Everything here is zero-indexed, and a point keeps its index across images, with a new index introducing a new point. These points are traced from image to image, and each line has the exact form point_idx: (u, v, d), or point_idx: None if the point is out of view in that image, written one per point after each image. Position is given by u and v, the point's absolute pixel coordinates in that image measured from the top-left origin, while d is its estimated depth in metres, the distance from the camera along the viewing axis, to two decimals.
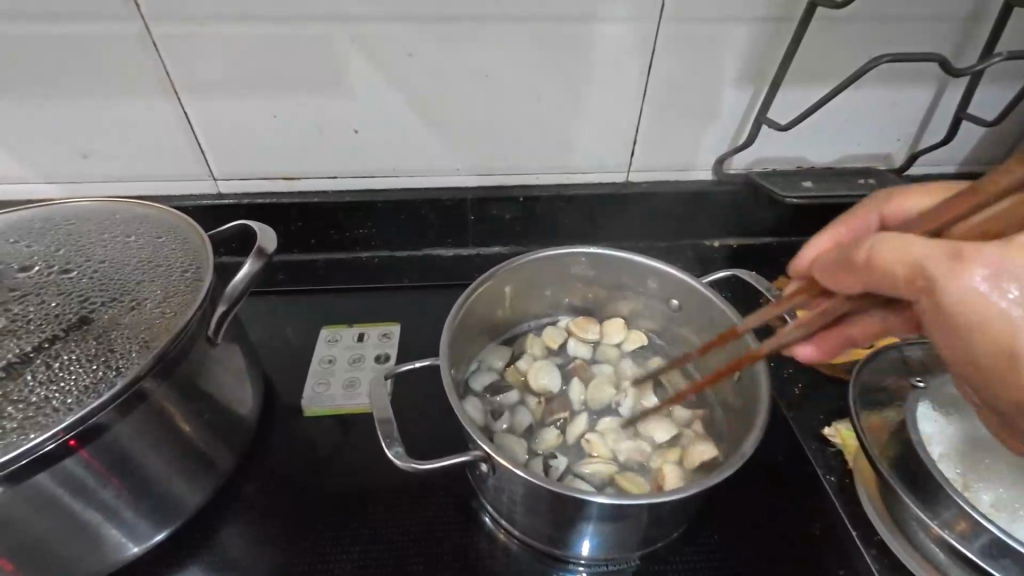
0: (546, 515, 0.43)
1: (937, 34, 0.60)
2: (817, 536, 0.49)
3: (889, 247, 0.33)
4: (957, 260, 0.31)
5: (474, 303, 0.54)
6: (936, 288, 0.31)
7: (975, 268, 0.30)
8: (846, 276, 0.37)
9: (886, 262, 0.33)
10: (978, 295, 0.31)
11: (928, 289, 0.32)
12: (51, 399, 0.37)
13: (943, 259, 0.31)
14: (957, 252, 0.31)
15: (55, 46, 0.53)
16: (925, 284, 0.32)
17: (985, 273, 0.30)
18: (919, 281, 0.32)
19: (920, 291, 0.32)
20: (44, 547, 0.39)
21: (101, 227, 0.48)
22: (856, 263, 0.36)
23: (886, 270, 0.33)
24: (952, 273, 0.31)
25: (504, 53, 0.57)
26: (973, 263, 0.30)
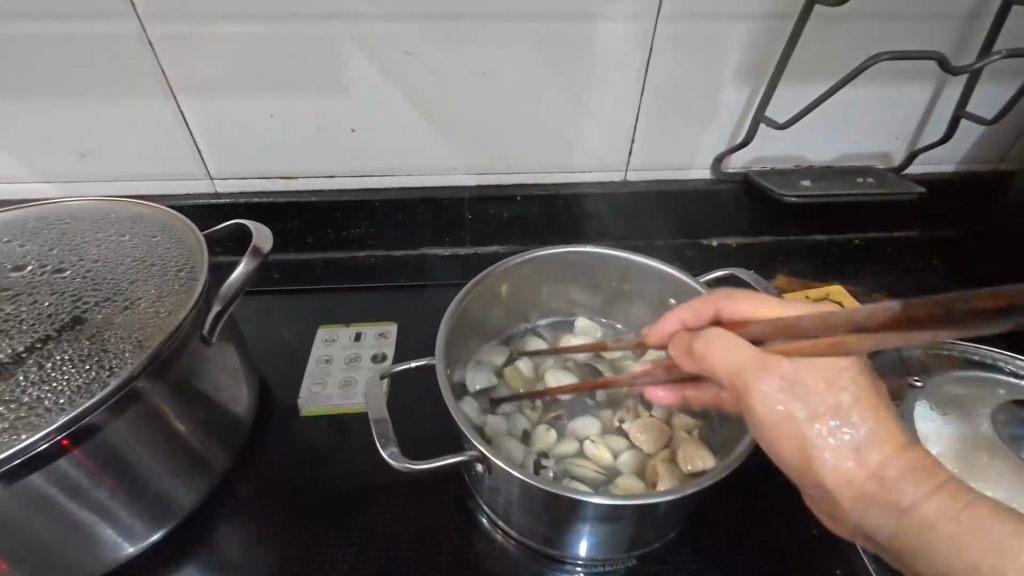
0: (542, 516, 0.43)
1: (937, 33, 0.60)
2: (815, 537, 0.49)
3: (720, 346, 0.35)
4: (762, 371, 0.33)
5: (471, 303, 0.54)
6: (754, 396, 0.33)
7: (771, 377, 0.33)
8: (699, 358, 0.37)
9: (718, 359, 0.35)
10: (771, 401, 0.33)
11: (742, 391, 0.34)
12: (44, 399, 0.36)
13: (756, 369, 0.33)
14: (761, 363, 0.33)
15: (51, 45, 0.53)
16: (743, 388, 0.34)
17: (780, 385, 0.33)
18: (741, 386, 0.34)
19: (737, 390, 0.35)
20: (38, 547, 0.39)
21: (95, 227, 0.48)
22: (694, 356, 0.38)
23: (714, 363, 0.36)
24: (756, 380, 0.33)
25: (501, 52, 0.57)
26: (774, 372, 0.33)
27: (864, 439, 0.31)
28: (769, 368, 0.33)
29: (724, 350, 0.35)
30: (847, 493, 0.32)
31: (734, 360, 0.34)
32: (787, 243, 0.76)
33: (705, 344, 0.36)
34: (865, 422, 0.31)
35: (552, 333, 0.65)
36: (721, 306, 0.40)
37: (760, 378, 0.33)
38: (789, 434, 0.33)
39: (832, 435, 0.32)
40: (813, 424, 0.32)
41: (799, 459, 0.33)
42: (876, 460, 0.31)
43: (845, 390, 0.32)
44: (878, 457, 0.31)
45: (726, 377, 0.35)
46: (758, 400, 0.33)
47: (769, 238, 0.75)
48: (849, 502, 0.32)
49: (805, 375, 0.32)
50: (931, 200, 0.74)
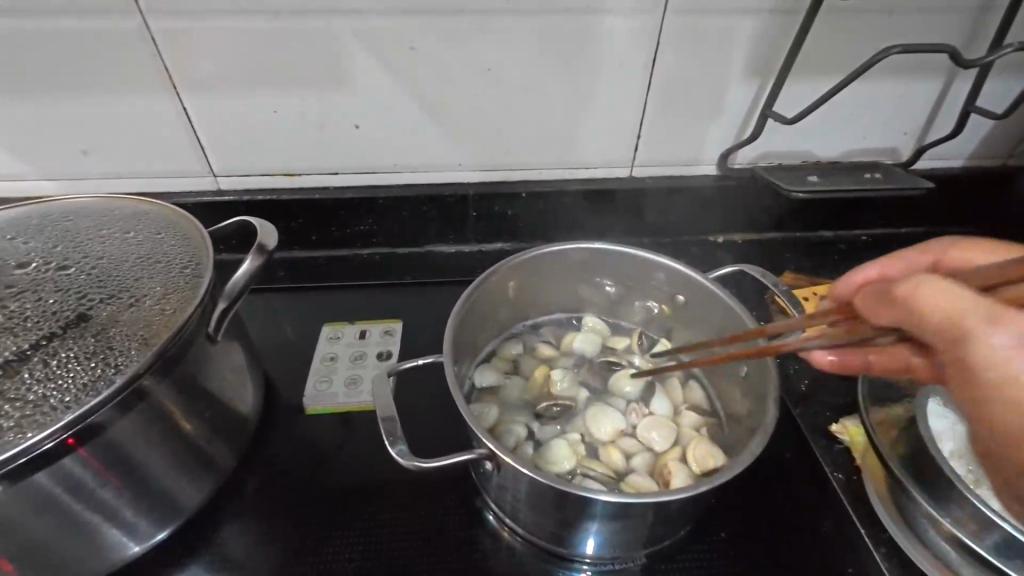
0: (551, 514, 0.43)
1: (946, 26, 0.59)
2: (825, 534, 0.48)
3: (936, 292, 0.31)
4: (996, 321, 0.29)
5: (478, 299, 0.54)
6: (972, 344, 0.29)
7: (1006, 330, 0.29)
8: (882, 312, 0.34)
9: (932, 307, 0.31)
10: (1000, 357, 0.29)
11: (958, 341, 0.30)
12: (49, 397, 0.36)
13: (989, 321, 0.29)
14: (994, 315, 0.29)
15: (52, 41, 0.53)
16: (962, 337, 0.30)
17: (1010, 336, 0.29)
18: (958, 337, 0.30)
19: (945, 340, 0.30)
20: (43, 547, 0.39)
21: (98, 224, 0.48)
22: (893, 301, 0.33)
23: (927, 315, 0.31)
24: (984, 327, 0.29)
25: (507, 47, 0.57)
26: (1008, 328, 0.29)
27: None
28: (1011, 322, 0.29)
29: (933, 296, 0.31)
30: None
31: (950, 308, 0.30)
32: (793, 239, 0.75)
33: (906, 290, 0.32)
34: None
35: (557, 329, 0.65)
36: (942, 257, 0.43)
37: (984, 328, 0.29)
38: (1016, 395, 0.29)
39: None
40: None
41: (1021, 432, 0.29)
42: None
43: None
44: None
45: (938, 325, 0.30)
46: (978, 349, 0.29)
47: (774, 234, 0.75)
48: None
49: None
50: (939, 195, 0.73)
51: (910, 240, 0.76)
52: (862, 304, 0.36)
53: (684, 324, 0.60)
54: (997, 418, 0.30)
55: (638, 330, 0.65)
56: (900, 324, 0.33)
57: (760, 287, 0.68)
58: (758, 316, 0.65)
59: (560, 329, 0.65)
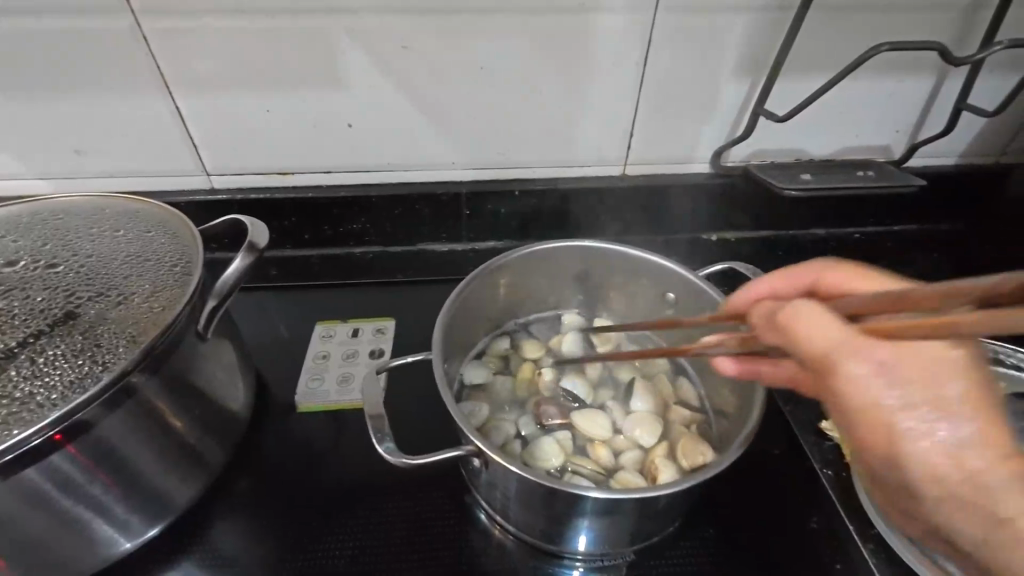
0: (541, 511, 0.43)
1: (937, 24, 0.59)
2: (815, 531, 0.49)
3: (810, 321, 0.29)
4: (854, 352, 0.28)
5: (469, 297, 0.54)
6: (840, 376, 0.28)
7: (863, 360, 0.27)
8: (765, 331, 0.32)
9: (801, 336, 0.29)
10: (862, 391, 0.28)
11: (826, 371, 0.28)
12: (36, 394, 0.36)
13: (846, 348, 0.28)
14: (852, 342, 0.28)
15: (43, 40, 0.53)
16: (828, 368, 0.28)
17: (871, 368, 0.27)
18: (824, 368, 0.28)
19: (816, 369, 0.29)
20: (32, 544, 0.39)
21: (88, 222, 0.48)
22: (776, 327, 0.31)
23: (802, 343, 0.29)
24: (849, 352, 0.28)
25: (498, 45, 0.57)
26: (867, 357, 0.27)
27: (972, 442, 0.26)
28: (864, 351, 0.27)
29: (811, 327, 0.29)
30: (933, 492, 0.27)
31: (823, 337, 0.28)
32: (787, 237, 0.75)
33: (790, 314, 0.30)
34: (972, 421, 0.26)
35: (549, 327, 0.65)
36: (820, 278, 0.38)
37: (849, 359, 0.28)
38: (869, 425, 0.28)
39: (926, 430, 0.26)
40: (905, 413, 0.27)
41: (878, 451, 0.28)
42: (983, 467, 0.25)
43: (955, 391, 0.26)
44: (984, 462, 0.25)
45: (812, 357, 0.29)
46: (842, 380, 0.28)
47: (768, 232, 0.75)
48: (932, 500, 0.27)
49: (903, 361, 0.27)
50: (931, 193, 0.73)
51: (904, 238, 0.76)
52: (755, 321, 0.34)
53: (675, 322, 0.60)
54: (862, 442, 0.29)
55: (629, 327, 0.65)
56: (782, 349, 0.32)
57: (753, 284, 0.68)
58: None
59: (553, 327, 0.65)
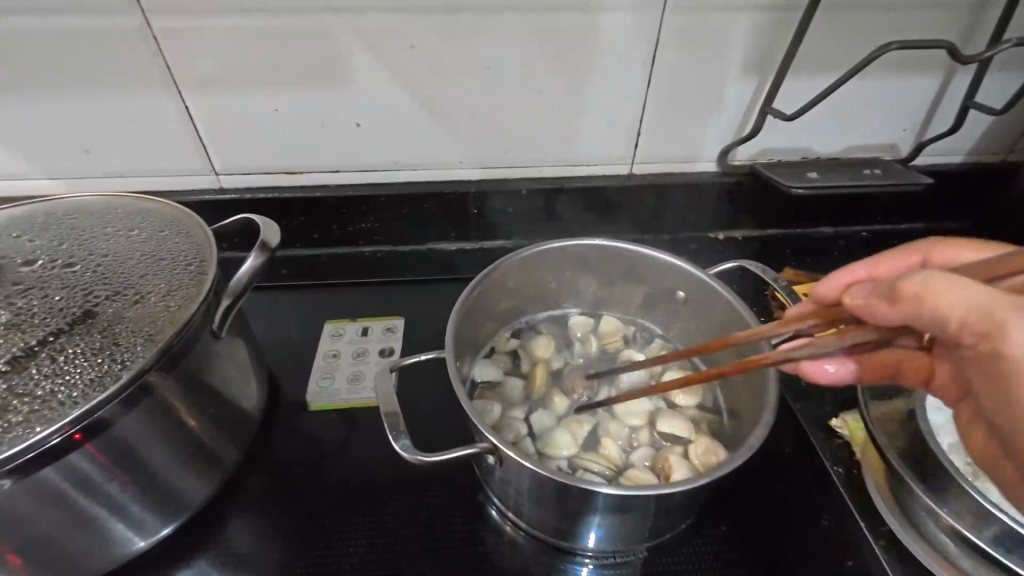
0: (554, 507, 0.43)
1: (944, 22, 0.59)
2: (826, 528, 0.49)
3: (947, 289, 0.32)
4: (1020, 310, 0.31)
5: (480, 296, 0.54)
6: (1010, 336, 0.31)
7: (1021, 327, 0.31)
8: (881, 306, 0.35)
9: (945, 305, 0.32)
10: (1020, 360, 0.31)
11: (992, 335, 0.31)
12: (56, 392, 0.36)
13: (1013, 307, 0.31)
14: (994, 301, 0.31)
15: (55, 41, 0.53)
16: (988, 330, 0.31)
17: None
18: (986, 329, 0.31)
19: (976, 335, 0.32)
20: (51, 541, 0.39)
21: (102, 222, 0.48)
22: (901, 297, 0.34)
23: (948, 309, 0.32)
24: (1019, 317, 0.31)
25: (507, 44, 0.57)
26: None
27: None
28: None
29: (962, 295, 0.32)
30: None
31: (969, 302, 0.32)
32: (793, 236, 0.75)
33: (919, 284, 0.33)
34: None
35: (556, 324, 0.65)
36: (875, 271, 0.44)
37: (1014, 317, 0.31)
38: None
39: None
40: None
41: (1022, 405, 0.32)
42: None
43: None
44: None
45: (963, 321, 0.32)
46: (1005, 345, 0.31)
47: (775, 230, 0.75)
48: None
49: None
50: (937, 192, 0.73)
51: (910, 237, 0.76)
52: (853, 302, 0.37)
53: (685, 320, 0.61)
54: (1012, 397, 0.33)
55: (638, 324, 0.65)
56: (905, 322, 0.35)
57: (760, 282, 0.68)
58: (758, 311, 0.66)
59: (560, 324, 0.65)
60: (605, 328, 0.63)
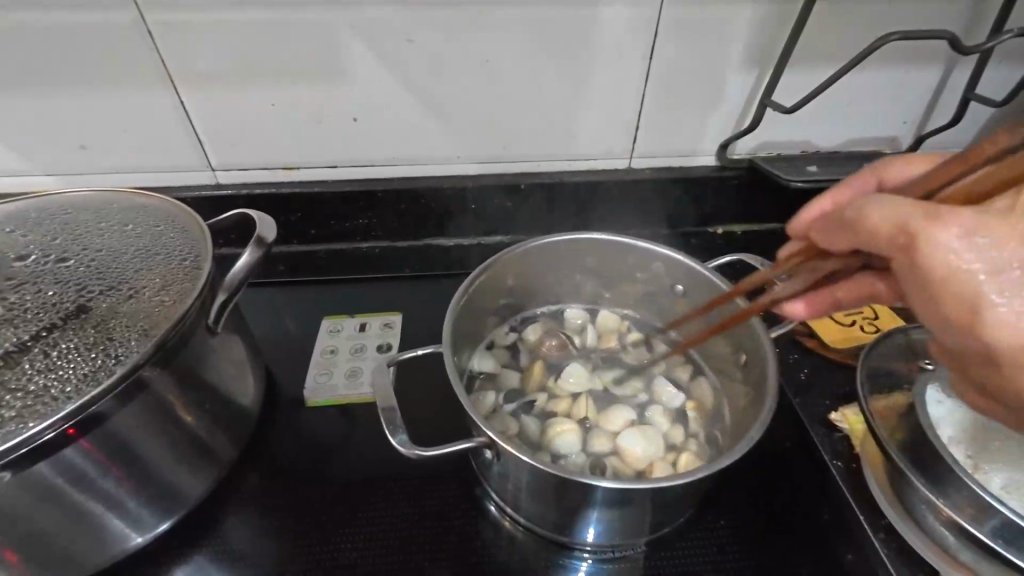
0: (553, 502, 0.43)
1: (945, 14, 0.59)
2: (826, 522, 0.49)
3: (874, 207, 0.33)
4: (937, 219, 0.30)
5: (478, 290, 0.54)
6: (927, 246, 0.30)
7: (952, 226, 0.30)
8: (833, 237, 0.38)
9: (873, 221, 0.33)
10: (952, 255, 0.30)
11: (912, 246, 0.31)
12: (50, 387, 0.36)
13: (929, 217, 0.30)
14: (935, 212, 0.30)
15: (49, 35, 0.52)
16: (913, 241, 0.31)
17: (962, 233, 0.30)
18: (907, 241, 0.31)
19: (902, 249, 0.32)
20: (48, 537, 0.39)
21: (97, 217, 0.48)
22: (844, 223, 0.36)
23: (870, 224, 0.33)
24: (931, 225, 0.30)
25: (504, 36, 0.56)
26: (953, 224, 0.30)
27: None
28: (961, 223, 0.30)
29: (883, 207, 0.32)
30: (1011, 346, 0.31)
31: (897, 212, 0.32)
32: None
33: (858, 206, 0.34)
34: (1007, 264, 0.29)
35: (554, 320, 0.64)
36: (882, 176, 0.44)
37: (930, 229, 0.30)
38: (962, 288, 0.31)
39: (1001, 296, 0.30)
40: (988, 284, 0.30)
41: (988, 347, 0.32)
42: (1016, 307, 0.30)
43: (1021, 238, 0.29)
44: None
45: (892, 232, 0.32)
46: (926, 247, 0.30)
47: (775, 224, 0.75)
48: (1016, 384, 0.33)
49: (989, 220, 0.30)
50: None
51: None
52: (817, 236, 0.39)
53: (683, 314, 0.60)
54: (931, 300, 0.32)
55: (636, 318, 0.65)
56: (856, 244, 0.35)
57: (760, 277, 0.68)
58: None
59: (558, 320, 0.64)
60: (604, 323, 0.63)
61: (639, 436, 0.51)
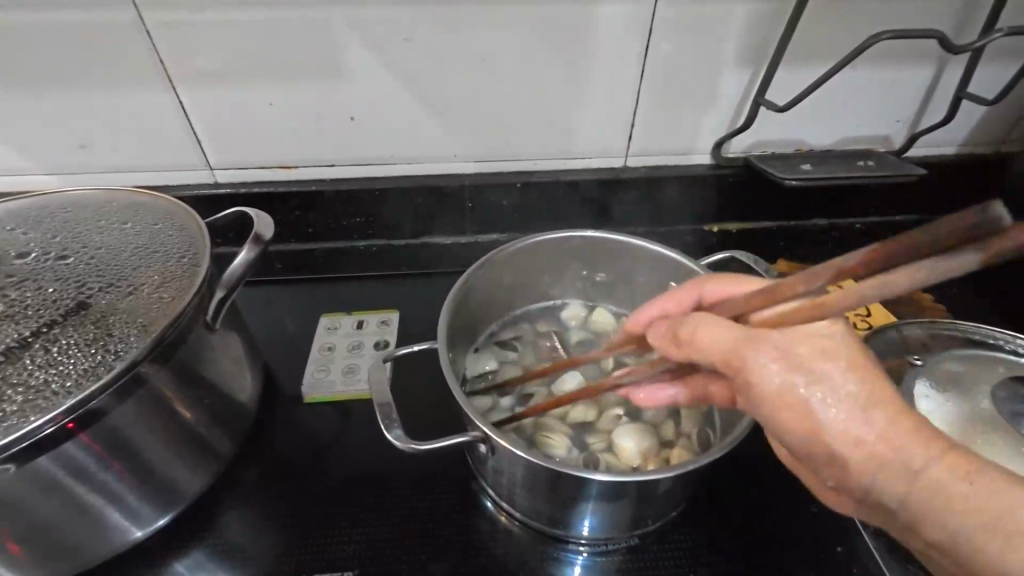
0: (546, 495, 0.44)
1: (937, 13, 0.60)
2: (817, 515, 0.49)
3: (710, 326, 0.35)
4: (758, 343, 0.32)
5: (473, 287, 0.54)
6: (747, 369, 0.32)
7: (767, 348, 0.32)
8: (670, 347, 0.38)
9: (704, 343, 0.35)
10: (767, 375, 0.32)
11: (739, 368, 0.33)
12: (51, 382, 0.37)
13: (751, 340, 0.32)
14: (755, 336, 0.32)
15: (48, 35, 0.53)
16: (737, 365, 0.33)
17: (772, 354, 0.32)
18: (737, 364, 0.33)
19: (731, 368, 0.33)
20: (48, 530, 0.40)
21: (97, 215, 0.48)
22: (680, 341, 0.37)
23: (702, 346, 0.35)
24: (753, 343, 0.32)
25: (499, 35, 0.57)
26: (769, 344, 0.32)
27: (859, 394, 0.30)
28: (799, 340, 0.31)
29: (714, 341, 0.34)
30: (853, 454, 0.30)
31: (727, 337, 0.34)
32: (788, 227, 0.76)
33: (688, 327, 0.36)
34: (861, 388, 0.30)
35: (550, 318, 0.65)
36: (705, 294, 0.41)
37: (754, 350, 0.32)
38: (796, 408, 0.31)
39: (820, 402, 0.30)
40: (811, 389, 0.31)
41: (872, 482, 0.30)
42: (878, 427, 0.29)
43: (839, 367, 0.31)
44: (883, 419, 0.29)
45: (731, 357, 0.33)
46: (751, 372, 0.32)
47: (770, 222, 0.75)
48: (896, 504, 0.30)
49: (801, 341, 0.31)
50: (931, 183, 0.73)
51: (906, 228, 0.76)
52: (654, 343, 0.40)
53: None
54: (784, 429, 0.32)
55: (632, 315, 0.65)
56: (687, 360, 0.37)
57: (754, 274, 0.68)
58: None
59: (554, 318, 0.65)
60: (597, 322, 0.63)
61: (633, 433, 0.52)
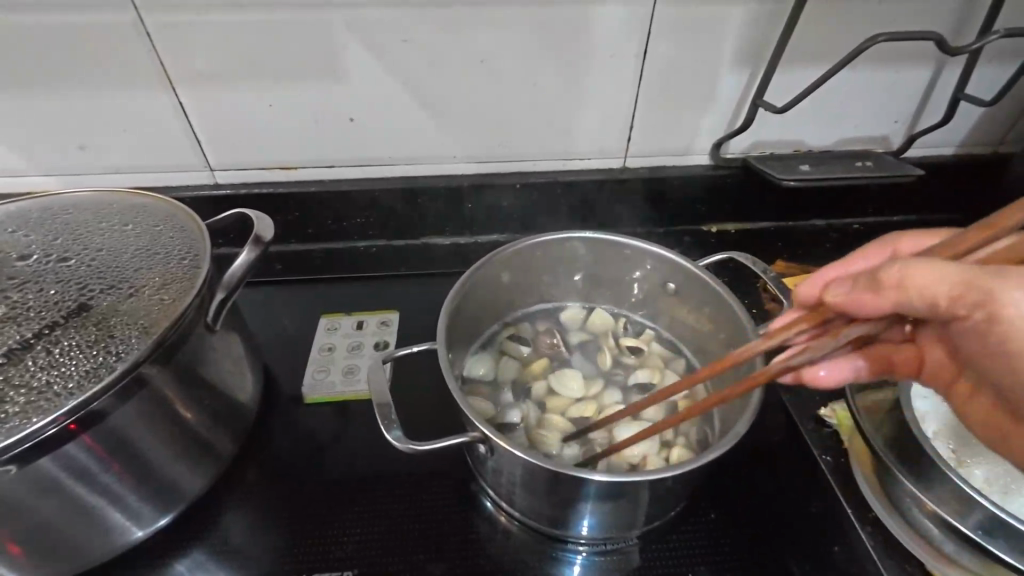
0: (546, 495, 0.44)
1: (935, 13, 0.60)
2: (814, 514, 0.50)
3: (927, 273, 0.31)
4: (1002, 276, 0.31)
5: (473, 288, 0.54)
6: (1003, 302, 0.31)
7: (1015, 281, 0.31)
8: (871, 300, 0.33)
9: (922, 290, 0.32)
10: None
11: (987, 300, 0.31)
12: (53, 383, 0.37)
13: (1000, 275, 0.31)
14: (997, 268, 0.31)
15: (50, 37, 0.53)
16: (983, 293, 0.31)
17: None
18: (981, 297, 0.31)
19: (970, 304, 0.31)
20: (50, 530, 0.40)
21: (98, 217, 0.48)
22: (883, 286, 0.33)
23: (924, 291, 0.32)
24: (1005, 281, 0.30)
25: (499, 37, 0.57)
26: (1017, 279, 0.31)
27: None
28: (1017, 275, 0.31)
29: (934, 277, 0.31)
30: None
31: (953, 277, 0.31)
32: (786, 228, 0.76)
33: (895, 273, 0.32)
34: None
35: (550, 318, 0.65)
36: (895, 246, 0.43)
37: (999, 283, 0.31)
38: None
39: None
40: None
41: None
42: None
43: None
44: None
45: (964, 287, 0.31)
46: (1002, 307, 0.31)
47: (769, 223, 0.76)
48: None
49: None
50: (929, 184, 0.74)
51: (904, 228, 0.76)
52: (836, 301, 0.35)
53: (675, 313, 0.61)
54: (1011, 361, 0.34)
55: (631, 316, 0.65)
56: (889, 311, 0.33)
57: (753, 275, 0.68)
58: (750, 302, 0.65)
59: (554, 318, 0.65)
60: (596, 322, 0.63)
61: (635, 432, 0.52)
